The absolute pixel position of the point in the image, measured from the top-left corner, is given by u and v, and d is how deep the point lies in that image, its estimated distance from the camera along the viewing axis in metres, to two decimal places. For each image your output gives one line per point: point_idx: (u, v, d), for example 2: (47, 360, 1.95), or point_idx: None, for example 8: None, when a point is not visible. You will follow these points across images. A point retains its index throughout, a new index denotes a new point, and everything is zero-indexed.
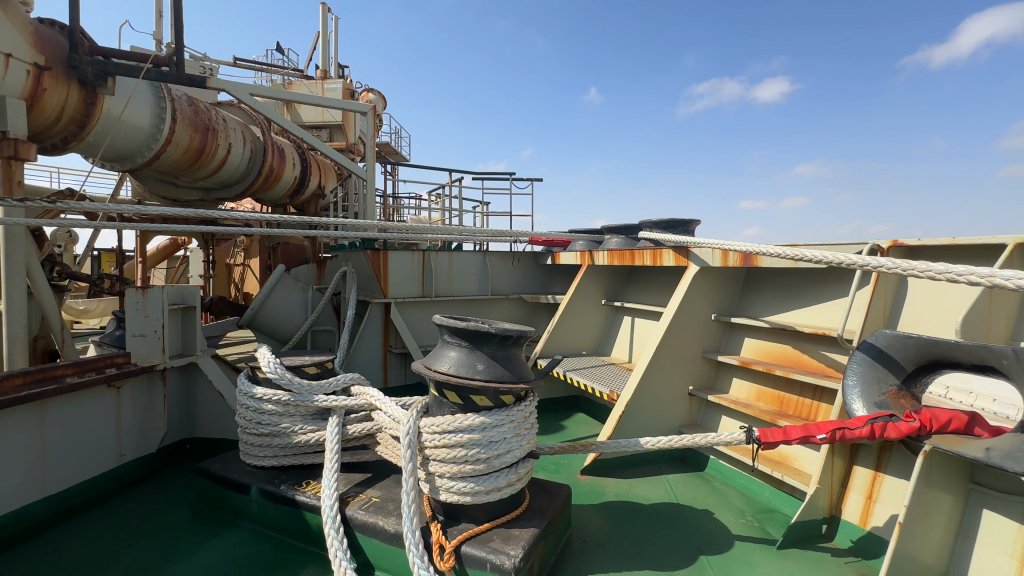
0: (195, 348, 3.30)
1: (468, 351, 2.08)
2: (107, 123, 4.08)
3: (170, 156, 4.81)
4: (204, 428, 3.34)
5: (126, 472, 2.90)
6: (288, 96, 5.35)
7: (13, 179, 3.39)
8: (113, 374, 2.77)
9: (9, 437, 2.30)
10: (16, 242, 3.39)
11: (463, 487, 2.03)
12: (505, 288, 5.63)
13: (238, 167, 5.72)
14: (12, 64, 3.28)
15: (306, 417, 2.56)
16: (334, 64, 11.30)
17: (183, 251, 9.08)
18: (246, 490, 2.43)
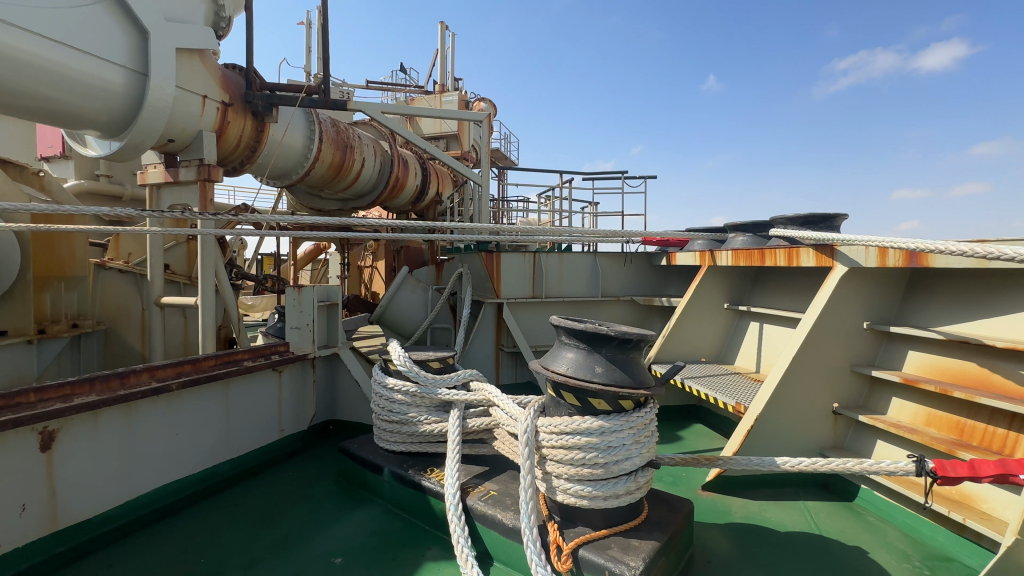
0: (337, 340, 3.74)
1: (586, 353, 2.06)
2: (272, 146, 4.80)
3: (318, 172, 5.52)
4: (344, 412, 3.76)
5: (285, 445, 3.38)
6: (412, 111, 5.81)
7: (206, 198, 4.20)
8: (276, 360, 3.25)
9: (204, 407, 2.82)
10: (208, 249, 4.14)
11: (581, 490, 2.01)
12: (616, 290, 5.48)
13: (371, 179, 6.37)
14: (207, 104, 4.01)
15: (430, 408, 2.74)
16: (450, 77, 12.04)
17: (325, 254, 10.37)
18: (380, 471, 2.69)
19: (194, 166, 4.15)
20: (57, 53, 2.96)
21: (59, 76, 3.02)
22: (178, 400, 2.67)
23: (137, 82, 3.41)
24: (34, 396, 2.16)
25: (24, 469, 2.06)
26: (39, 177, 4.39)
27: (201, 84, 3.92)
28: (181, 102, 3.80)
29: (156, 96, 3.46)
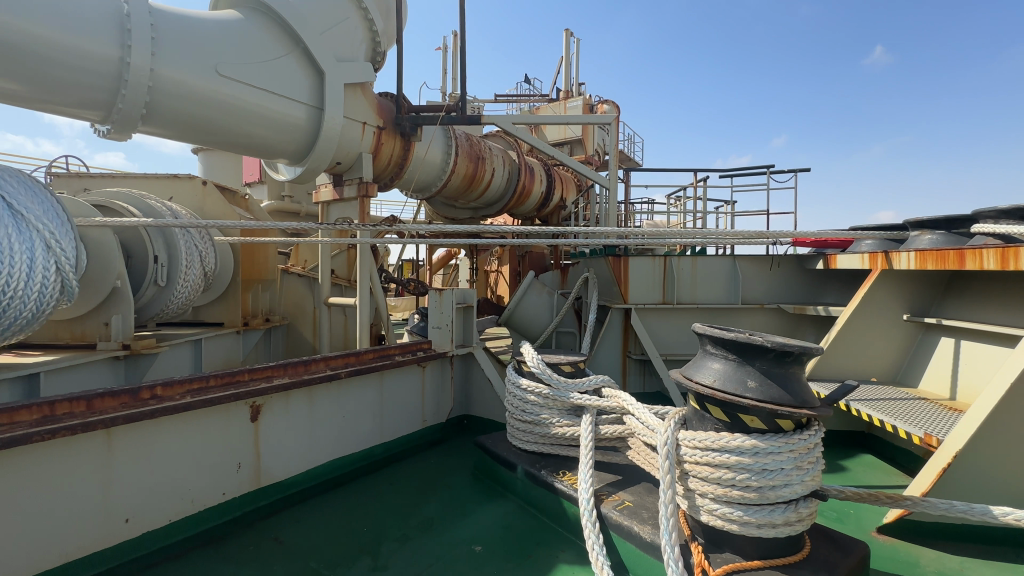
0: (471, 339, 3.99)
1: (736, 365, 1.90)
2: (415, 162, 5.31)
3: (453, 184, 5.95)
4: (478, 408, 3.99)
5: (427, 435, 3.71)
6: (540, 120, 5.97)
7: (364, 211, 4.81)
8: (421, 356, 3.58)
9: (364, 395, 3.21)
10: (365, 256, 4.72)
11: (729, 513, 1.86)
12: (759, 297, 4.97)
13: (500, 187, 6.69)
14: (367, 129, 4.59)
15: (562, 411, 2.77)
16: (575, 83, 12.12)
17: (455, 260, 11.16)
18: (513, 468, 2.79)
19: (356, 184, 4.77)
20: (262, 98, 3.65)
21: (262, 117, 3.71)
22: (345, 387, 3.07)
23: (315, 115, 4.04)
24: (247, 374, 2.64)
25: (240, 434, 2.55)
26: (244, 199, 5.42)
27: (363, 113, 4.50)
28: (347, 130, 4.40)
29: (329, 125, 4.06)
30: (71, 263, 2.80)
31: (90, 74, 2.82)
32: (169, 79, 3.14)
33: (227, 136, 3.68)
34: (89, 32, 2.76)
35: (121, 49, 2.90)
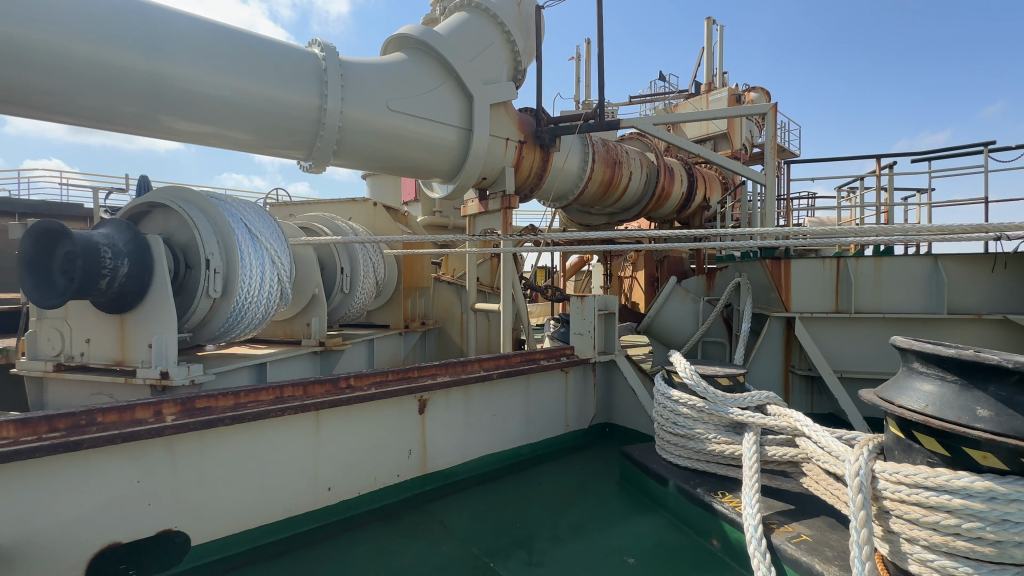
0: (614, 347, 3.94)
1: (957, 388, 1.56)
2: (554, 172, 5.45)
3: (590, 190, 5.96)
4: (620, 417, 3.92)
5: (570, 439, 3.76)
6: (682, 117, 5.66)
7: (507, 222, 5.08)
8: (564, 361, 3.64)
9: (512, 396, 3.38)
10: (508, 264, 4.98)
11: (951, 567, 1.54)
12: (974, 306, 4.04)
13: (637, 191, 6.50)
14: (509, 145, 4.85)
15: (719, 427, 2.58)
16: (718, 73, 11.26)
17: (587, 266, 11.13)
18: (665, 482, 2.68)
19: (499, 197, 5.07)
20: (422, 126, 4.12)
21: (423, 143, 4.17)
22: (496, 387, 3.28)
23: (465, 136, 4.41)
24: (417, 371, 2.96)
25: (411, 424, 2.88)
26: (404, 216, 6.12)
27: (506, 130, 4.78)
28: (493, 147, 4.72)
29: (477, 145, 4.41)
30: (288, 274, 3.50)
31: (299, 122, 3.47)
32: (353, 118, 3.71)
33: (395, 164, 4.21)
34: (300, 87, 3.42)
35: (320, 98, 3.53)
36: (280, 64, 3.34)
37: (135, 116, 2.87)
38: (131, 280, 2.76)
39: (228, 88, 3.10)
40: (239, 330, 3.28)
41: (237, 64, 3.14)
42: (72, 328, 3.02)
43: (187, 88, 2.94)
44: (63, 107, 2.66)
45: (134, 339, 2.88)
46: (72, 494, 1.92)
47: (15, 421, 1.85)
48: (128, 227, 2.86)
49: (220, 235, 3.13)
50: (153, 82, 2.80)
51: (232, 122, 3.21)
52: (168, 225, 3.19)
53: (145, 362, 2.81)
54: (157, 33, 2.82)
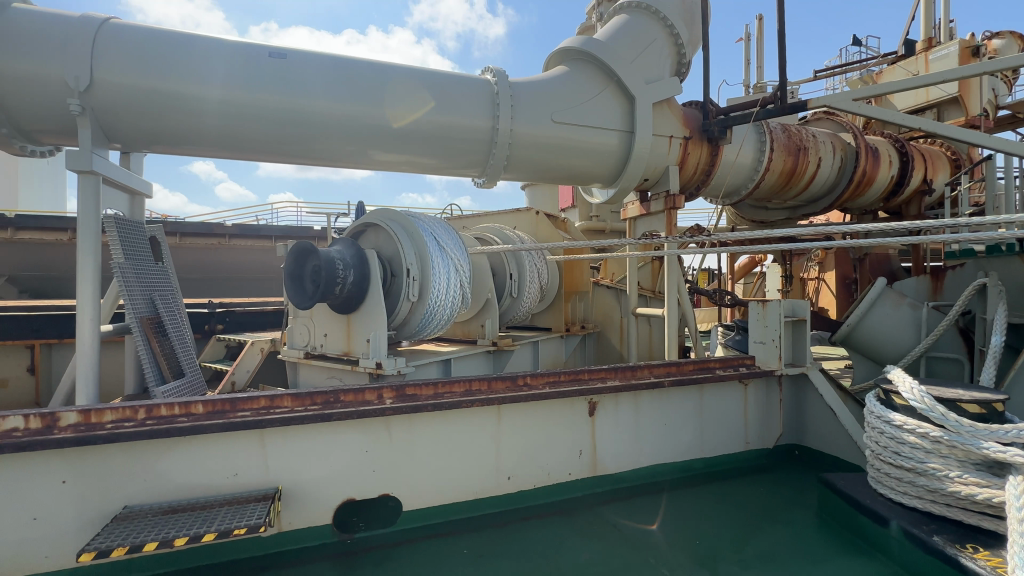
0: (805, 359, 3.46)
1: None
2: (725, 167, 5.02)
3: (767, 183, 5.32)
4: (814, 440, 3.43)
5: (751, 459, 3.42)
6: (891, 86, 4.70)
7: (671, 223, 4.82)
8: (744, 373, 3.33)
9: (686, 407, 3.22)
10: (673, 268, 4.75)
11: None
12: None
13: (827, 179, 5.60)
14: (673, 142, 4.64)
15: (965, 465, 2.08)
16: (943, 23, 9.03)
17: (761, 267, 9.95)
18: (884, 523, 2.26)
19: (662, 197, 4.85)
20: (585, 133, 4.20)
21: (584, 150, 4.24)
22: (668, 395, 3.16)
23: (627, 138, 4.36)
24: (587, 374, 3.02)
25: (583, 425, 2.96)
26: (563, 222, 6.26)
27: (670, 127, 4.58)
28: (655, 146, 4.56)
29: (640, 145, 4.32)
30: (468, 280, 3.93)
31: (474, 143, 3.86)
32: (521, 134, 3.98)
33: (558, 175, 4.37)
34: (476, 112, 3.81)
35: (492, 119, 3.88)
36: (459, 93, 3.78)
37: (352, 151, 3.57)
38: (355, 287, 3.41)
39: (419, 120, 3.62)
40: (430, 329, 3.75)
41: (426, 99, 3.65)
42: (315, 324, 3.83)
43: (388, 124, 3.53)
44: (301, 150, 3.47)
45: (357, 335, 3.54)
46: (324, 455, 2.45)
47: (290, 395, 2.43)
48: (353, 244, 3.53)
49: (416, 247, 3.66)
50: (364, 122, 3.47)
51: (421, 149, 3.73)
52: (379, 240, 3.86)
53: (365, 354, 3.43)
54: (367, 84, 3.47)
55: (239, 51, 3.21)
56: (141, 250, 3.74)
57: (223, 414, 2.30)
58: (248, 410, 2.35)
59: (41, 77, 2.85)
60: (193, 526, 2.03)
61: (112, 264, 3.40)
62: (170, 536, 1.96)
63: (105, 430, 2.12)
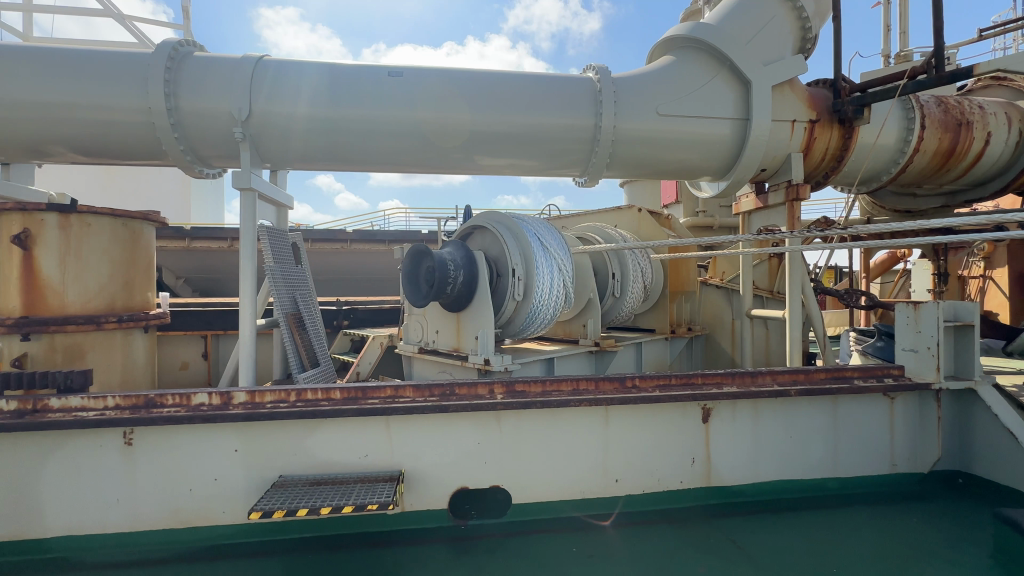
0: (972, 372, 2.93)
1: None
2: (862, 150, 4.42)
3: (917, 165, 4.59)
4: (984, 468, 2.90)
5: (897, 484, 3.00)
6: None
7: (794, 216, 4.34)
8: (890, 385, 2.91)
9: (816, 420, 2.90)
10: (795, 266, 4.27)
11: None
12: None
13: (999, 157, 4.69)
14: (797, 126, 4.20)
15: None
16: None
17: (904, 264, 8.64)
18: None
19: (782, 188, 4.39)
20: (693, 124, 3.98)
21: (693, 142, 4.01)
22: (794, 405, 2.88)
23: (742, 126, 4.04)
24: (701, 378, 2.86)
25: (697, 433, 2.81)
26: (667, 219, 5.99)
27: (792, 110, 4.16)
28: (775, 132, 4.15)
29: (757, 133, 3.97)
30: (571, 280, 3.94)
31: (577, 142, 3.85)
32: (625, 130, 3.87)
33: (664, 170, 4.18)
34: (578, 111, 3.79)
35: (595, 117, 3.83)
36: (561, 94, 3.79)
37: (460, 158, 3.77)
38: (464, 287, 3.59)
39: (522, 124, 3.70)
40: (533, 328, 3.82)
41: (529, 103, 3.72)
42: (428, 322, 4.10)
43: (493, 130, 3.67)
44: (416, 159, 3.74)
45: (466, 332, 3.72)
46: (441, 444, 2.62)
47: (411, 386, 2.63)
48: (462, 246, 3.72)
49: (521, 247, 3.76)
50: (470, 130, 3.64)
51: (525, 152, 3.81)
52: (486, 241, 4.02)
53: (473, 351, 3.59)
54: (474, 94, 3.64)
55: (364, 73, 3.56)
56: (286, 255, 4.30)
57: (356, 401, 2.57)
58: (376, 398, 2.60)
59: (214, 110, 3.40)
60: (335, 498, 2.30)
61: (265, 267, 3.95)
62: (317, 505, 2.24)
63: (266, 409, 2.49)
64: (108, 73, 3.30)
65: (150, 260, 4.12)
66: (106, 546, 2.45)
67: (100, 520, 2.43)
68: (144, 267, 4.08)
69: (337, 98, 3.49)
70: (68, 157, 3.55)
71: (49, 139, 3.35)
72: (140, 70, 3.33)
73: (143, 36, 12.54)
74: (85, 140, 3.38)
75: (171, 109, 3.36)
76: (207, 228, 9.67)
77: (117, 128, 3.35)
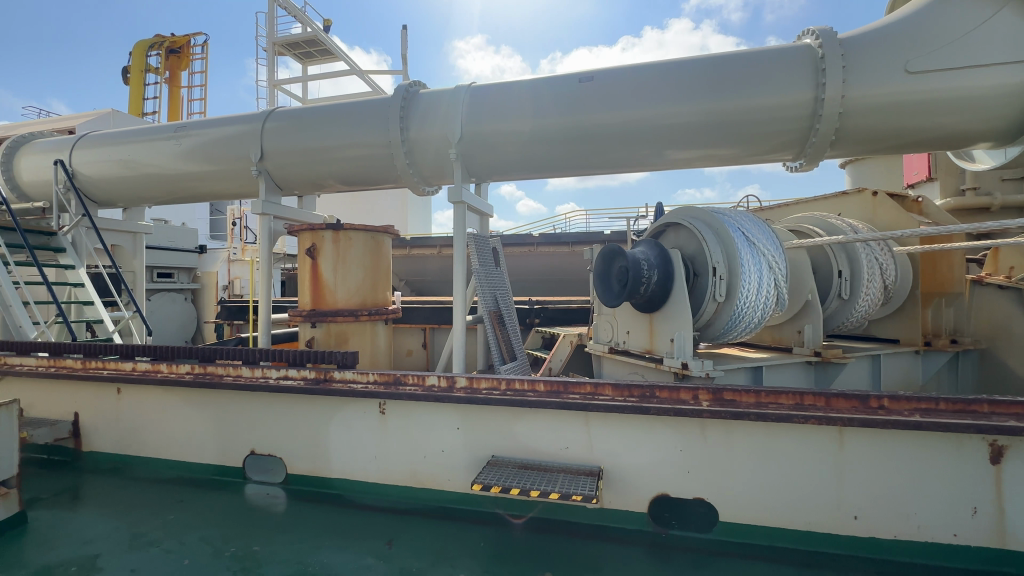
0: None
1: None
2: None
3: None
4: None
5: None
6: None
7: None
8: None
9: None
10: None
11: None
12: None
13: None
14: None
15: None
16: None
17: None
18: None
19: None
20: (966, 77, 3.05)
21: (966, 99, 3.07)
22: None
23: None
24: (986, 406, 2.20)
25: (981, 476, 2.18)
26: (918, 202, 4.77)
27: None
28: None
29: None
30: (785, 278, 3.49)
31: (792, 121, 3.33)
32: (857, 99, 3.19)
33: (917, 144, 3.34)
34: (794, 85, 3.27)
35: (816, 89, 3.25)
36: (772, 68, 3.33)
37: (650, 154, 3.67)
38: (659, 287, 3.46)
39: (723, 109, 3.39)
40: (738, 332, 3.48)
41: (730, 84, 3.38)
42: (618, 322, 4.09)
43: (687, 121, 3.45)
44: (606, 160, 3.79)
45: (661, 334, 3.58)
46: (642, 446, 2.59)
47: (611, 385, 2.65)
48: (656, 244, 3.60)
49: (723, 243, 3.46)
50: (663, 124, 3.50)
51: (725, 139, 3.49)
52: (680, 239, 3.83)
53: (669, 354, 3.44)
54: (666, 86, 3.49)
55: (557, 84, 3.76)
56: (488, 258, 4.80)
57: (559, 394, 2.71)
58: (577, 394, 2.70)
59: (434, 137, 3.99)
60: (543, 483, 2.48)
61: (473, 268, 4.47)
62: (528, 487, 2.44)
63: (482, 395, 2.81)
64: (362, 118, 4.17)
65: (388, 265, 5.03)
66: (367, 491, 3.09)
67: (364, 470, 3.08)
68: (385, 271, 5.01)
69: (533, 111, 3.75)
70: (336, 187, 4.61)
71: (326, 175, 4.40)
72: (382, 112, 4.13)
73: (377, 86, 15.62)
74: (347, 173, 4.34)
75: (404, 140, 4.06)
76: (421, 237, 11.50)
77: (367, 161, 4.21)
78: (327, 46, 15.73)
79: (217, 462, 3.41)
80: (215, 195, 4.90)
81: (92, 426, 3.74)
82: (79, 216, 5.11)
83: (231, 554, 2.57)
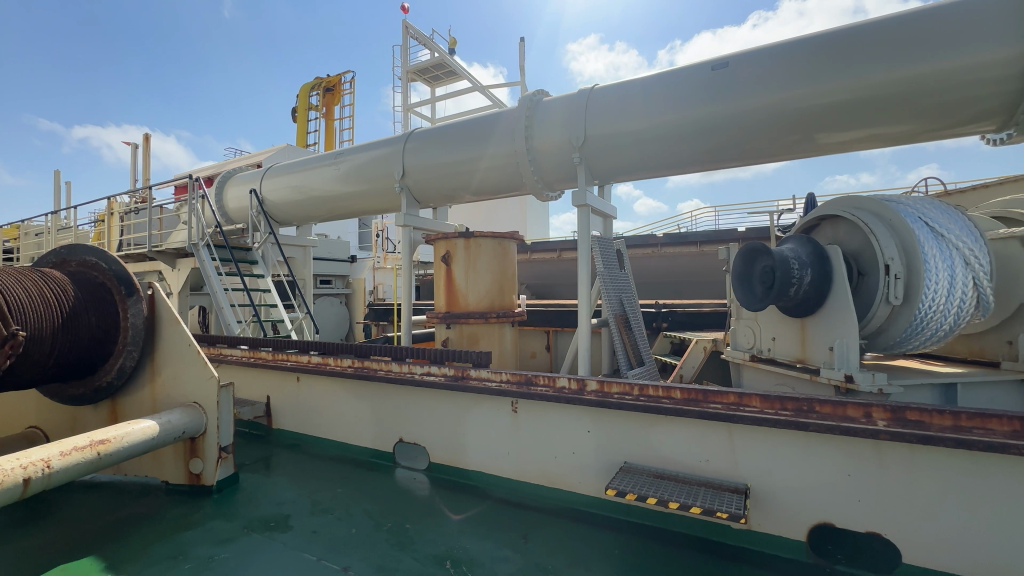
0: None
1: None
2: None
3: None
4: None
5: None
6: None
7: None
8: None
9: None
10: None
11: None
12: None
13: None
14: None
15: None
16: None
17: None
18: None
19: None
20: None
21: None
22: None
23: None
24: None
25: None
26: None
27: None
28: None
29: None
30: (986, 276, 2.89)
31: (996, 83, 2.70)
32: None
33: None
34: (998, 39, 2.65)
35: None
36: (966, 22, 2.73)
37: (801, 140, 3.28)
38: (814, 287, 3.07)
39: (895, 79, 2.88)
40: (922, 342, 2.94)
41: (904, 49, 2.85)
42: (762, 327, 3.72)
43: (846, 98, 3.02)
44: (745, 150, 3.48)
45: (816, 341, 3.18)
46: (797, 465, 2.32)
47: (759, 396, 2.42)
48: (809, 241, 3.21)
49: (898, 236, 2.95)
50: (815, 105, 3.11)
51: (898, 115, 2.96)
52: (839, 233, 3.35)
53: (828, 364, 3.03)
54: (818, 61, 3.09)
55: (687, 75, 3.56)
56: (612, 260, 4.73)
57: (697, 403, 2.56)
58: (719, 403, 2.51)
59: (559, 142, 4.04)
60: (682, 496, 2.36)
61: (598, 271, 4.44)
62: (666, 498, 2.34)
63: (614, 399, 2.77)
64: (489, 131, 4.41)
65: (514, 270, 5.23)
66: (501, 485, 3.24)
67: (498, 464, 3.25)
68: (511, 275, 5.23)
69: (661, 107, 3.61)
70: (467, 197, 4.93)
71: (457, 187, 4.73)
72: (508, 124, 4.32)
73: (497, 98, 16.39)
74: (476, 184, 4.63)
75: (529, 148, 4.18)
76: (542, 242, 11.78)
77: (494, 171, 4.44)
78: (453, 67, 16.92)
79: (372, 446, 3.88)
80: (366, 211, 5.58)
81: (279, 407, 4.50)
82: (268, 233, 6.20)
83: (388, 528, 2.90)
